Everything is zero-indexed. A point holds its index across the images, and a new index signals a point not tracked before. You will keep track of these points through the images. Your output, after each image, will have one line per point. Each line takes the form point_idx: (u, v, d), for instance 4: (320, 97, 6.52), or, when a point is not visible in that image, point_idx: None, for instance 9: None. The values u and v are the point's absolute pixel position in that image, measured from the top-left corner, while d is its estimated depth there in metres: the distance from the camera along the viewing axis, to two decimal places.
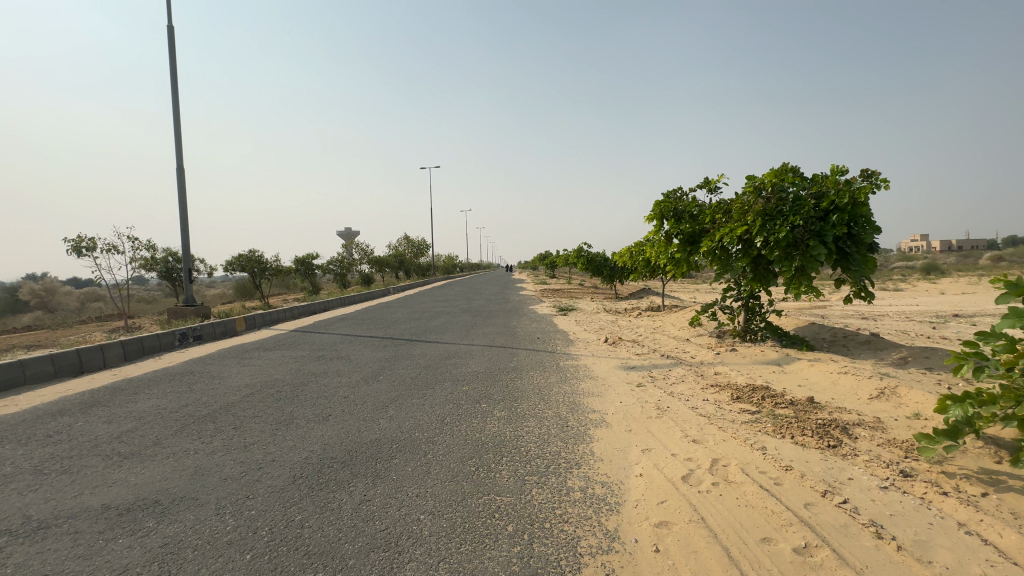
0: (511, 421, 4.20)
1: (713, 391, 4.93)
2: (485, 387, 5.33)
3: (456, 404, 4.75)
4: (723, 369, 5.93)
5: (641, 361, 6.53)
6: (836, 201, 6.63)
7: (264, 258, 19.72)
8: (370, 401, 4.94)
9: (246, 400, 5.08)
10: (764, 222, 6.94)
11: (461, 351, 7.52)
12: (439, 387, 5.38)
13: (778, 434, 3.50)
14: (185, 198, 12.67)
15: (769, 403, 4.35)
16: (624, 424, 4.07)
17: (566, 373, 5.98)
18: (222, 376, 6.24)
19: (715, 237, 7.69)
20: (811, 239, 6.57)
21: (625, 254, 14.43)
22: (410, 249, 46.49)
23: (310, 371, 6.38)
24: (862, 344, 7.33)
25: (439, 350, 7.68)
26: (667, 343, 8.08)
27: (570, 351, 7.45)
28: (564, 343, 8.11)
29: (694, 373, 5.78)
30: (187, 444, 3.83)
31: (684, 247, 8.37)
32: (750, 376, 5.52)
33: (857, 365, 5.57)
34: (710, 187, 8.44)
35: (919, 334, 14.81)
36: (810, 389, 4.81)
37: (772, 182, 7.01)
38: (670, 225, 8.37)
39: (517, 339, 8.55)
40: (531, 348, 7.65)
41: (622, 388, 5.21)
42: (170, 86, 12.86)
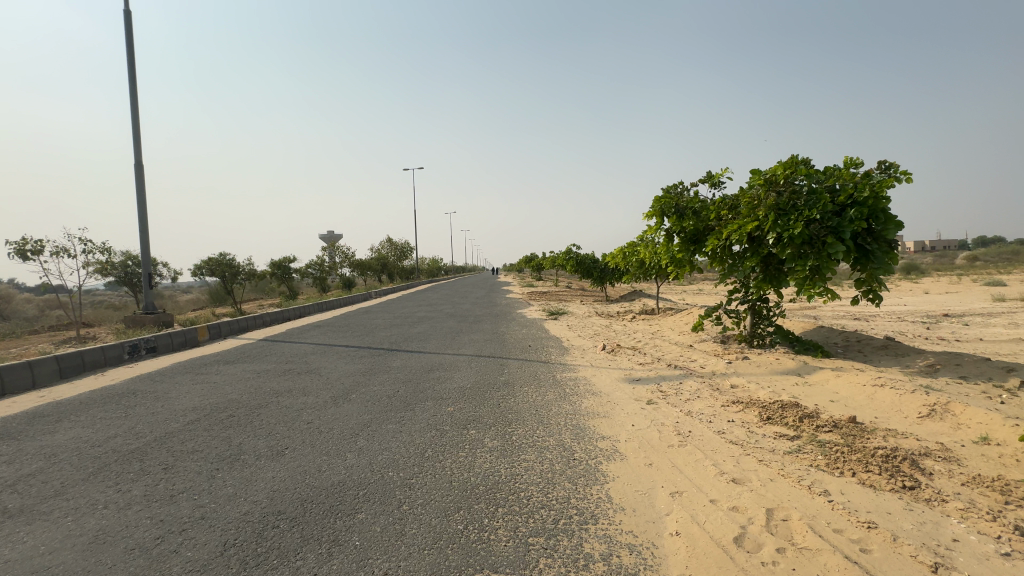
0: (505, 454, 3.48)
1: (736, 409, 4.28)
2: (473, 408, 4.60)
3: (440, 431, 4.02)
4: (740, 381, 5.30)
5: (646, 373, 5.88)
6: (855, 194, 6.11)
7: (236, 262, 18.67)
8: (338, 429, 4.17)
9: (188, 429, 4.26)
10: (777, 218, 6.36)
11: (445, 363, 6.79)
12: (420, 409, 4.63)
13: (837, 471, 2.84)
14: (145, 196, 11.67)
15: (808, 425, 3.72)
16: (642, 455, 3.39)
17: (564, 388, 5.28)
18: (168, 397, 5.39)
19: (722, 235, 7.09)
20: (828, 235, 6.00)
21: (617, 255, 13.82)
22: (393, 252, 45.50)
23: (272, 390, 5.57)
24: (880, 349, 6.81)
25: (421, 362, 6.93)
26: (669, 350, 7.45)
27: (566, 361, 6.76)
28: (558, 352, 7.43)
29: (709, 386, 5.13)
30: (97, 494, 3.03)
31: (686, 245, 7.74)
32: (773, 390, 4.89)
33: (888, 375, 5.01)
34: (714, 181, 7.86)
35: (916, 335, 14.51)
36: (847, 407, 4.20)
37: (785, 174, 6.43)
38: (671, 222, 7.75)
39: (507, 347, 7.84)
40: (523, 358, 6.95)
41: (630, 407, 4.53)
42: (128, 74, 11.85)
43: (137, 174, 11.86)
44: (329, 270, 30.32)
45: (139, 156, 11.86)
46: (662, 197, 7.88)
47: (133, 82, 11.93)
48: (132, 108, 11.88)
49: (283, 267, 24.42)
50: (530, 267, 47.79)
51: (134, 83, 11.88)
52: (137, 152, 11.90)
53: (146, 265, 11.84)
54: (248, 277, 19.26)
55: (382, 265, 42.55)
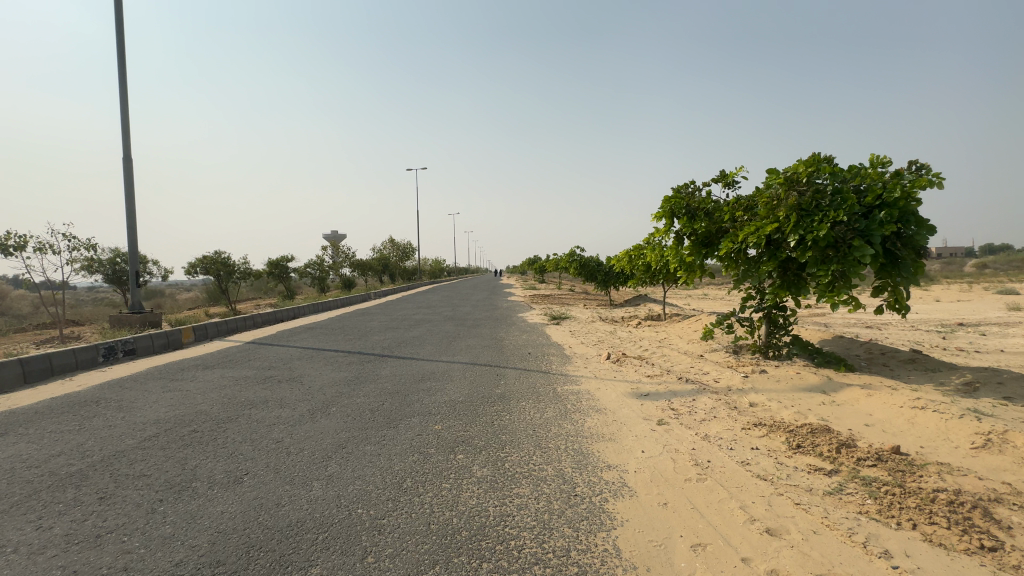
0: (495, 487, 3.00)
1: (760, 434, 3.79)
2: (464, 427, 4.12)
3: (423, 455, 3.55)
4: (760, 399, 4.80)
5: (655, 387, 5.38)
6: (884, 195, 5.61)
7: (232, 260, 18.27)
8: (309, 450, 3.70)
9: (142, 447, 3.80)
10: (799, 219, 5.85)
11: (437, 372, 6.31)
12: (405, 427, 4.16)
13: (893, 522, 2.36)
14: (133, 192, 11.28)
15: (846, 457, 3.22)
16: (655, 492, 2.90)
17: (564, 404, 4.79)
18: (132, 407, 4.93)
19: (737, 238, 6.57)
20: (855, 239, 5.47)
21: (622, 258, 13.31)
22: (395, 253, 45.14)
23: (246, 401, 5.11)
24: (907, 363, 6.30)
25: (412, 370, 6.46)
26: (679, 360, 6.96)
27: (568, 371, 6.27)
28: (560, 361, 6.95)
29: (726, 404, 4.64)
30: (10, 534, 2.55)
31: (697, 249, 7.21)
32: (797, 411, 4.39)
33: (925, 395, 4.51)
34: (728, 181, 7.37)
35: (933, 345, 13.93)
36: (885, 434, 3.71)
37: (807, 171, 5.91)
38: (681, 223, 7.23)
39: (505, 355, 7.36)
40: (521, 367, 6.46)
41: (639, 428, 4.04)
42: (118, 66, 11.46)
43: (125, 169, 11.45)
44: (329, 270, 29.90)
45: (128, 151, 11.47)
46: (671, 198, 7.36)
47: (124, 74, 11.56)
48: (122, 100, 11.49)
49: (281, 267, 24.01)
50: (533, 269, 47.31)
51: (125, 76, 11.52)
52: (126, 146, 11.50)
53: (134, 263, 11.43)
54: (244, 276, 18.85)
55: (383, 265, 42.20)
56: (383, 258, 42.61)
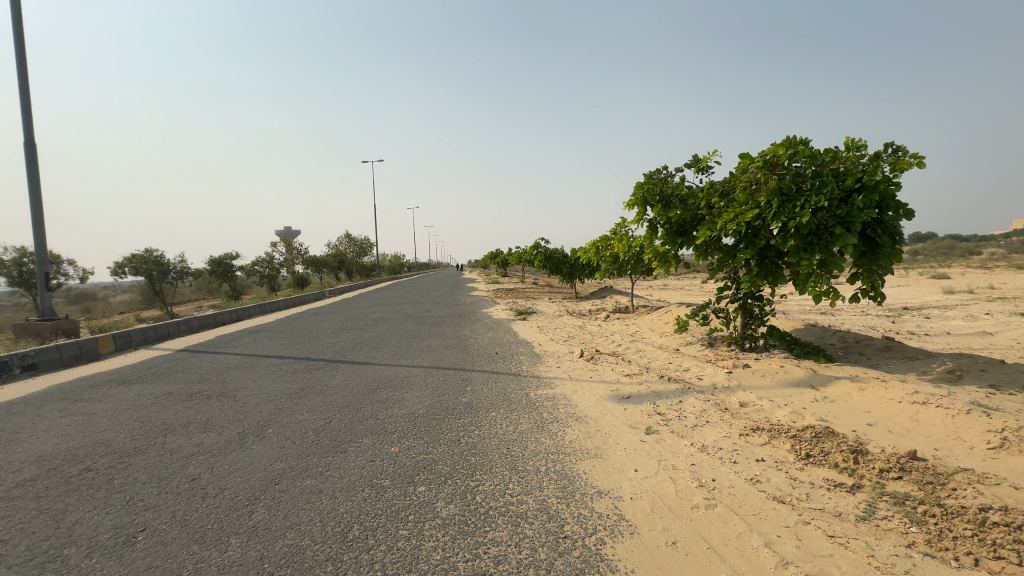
0: (465, 531, 2.42)
1: (761, 441, 3.38)
2: (425, 448, 3.50)
3: (375, 491, 2.91)
4: (750, 397, 4.43)
5: (636, 388, 4.93)
6: (864, 179, 5.26)
7: (166, 259, 16.68)
8: (232, 490, 2.98)
9: (8, 498, 2.96)
10: (779, 205, 5.48)
11: (394, 379, 5.64)
12: (355, 452, 3.50)
13: (951, 558, 1.95)
14: (38, 181, 9.86)
15: (864, 467, 2.84)
16: (659, 527, 2.40)
17: (540, 413, 4.25)
18: (14, 439, 4.02)
19: (713, 226, 6.19)
20: (836, 226, 5.11)
21: (589, 249, 12.92)
22: (352, 248, 43.37)
23: (162, 426, 4.28)
24: (883, 352, 6.16)
25: (365, 378, 5.75)
26: (655, 356, 6.58)
27: (540, 373, 5.74)
28: (530, 361, 6.42)
29: (716, 405, 4.23)
30: None
31: (670, 238, 6.81)
32: (793, 410, 4.03)
33: (918, 387, 4.26)
34: (703, 166, 7.01)
35: (886, 329, 14.34)
36: (894, 435, 3.38)
37: (789, 154, 5.56)
38: (655, 211, 6.79)
39: (471, 356, 6.76)
40: (489, 370, 5.88)
41: (626, 440, 3.56)
42: (14, 37, 9.91)
43: (27, 157, 9.97)
44: (279, 267, 28.20)
45: (30, 136, 9.99)
46: (644, 184, 6.92)
47: (22, 46, 10.03)
48: (20, 76, 9.97)
49: (224, 265, 22.33)
50: (495, 263, 46.66)
51: (23, 47, 10.02)
52: (28, 130, 10.01)
53: (42, 263, 10.02)
54: (181, 276, 17.28)
55: (339, 261, 40.47)
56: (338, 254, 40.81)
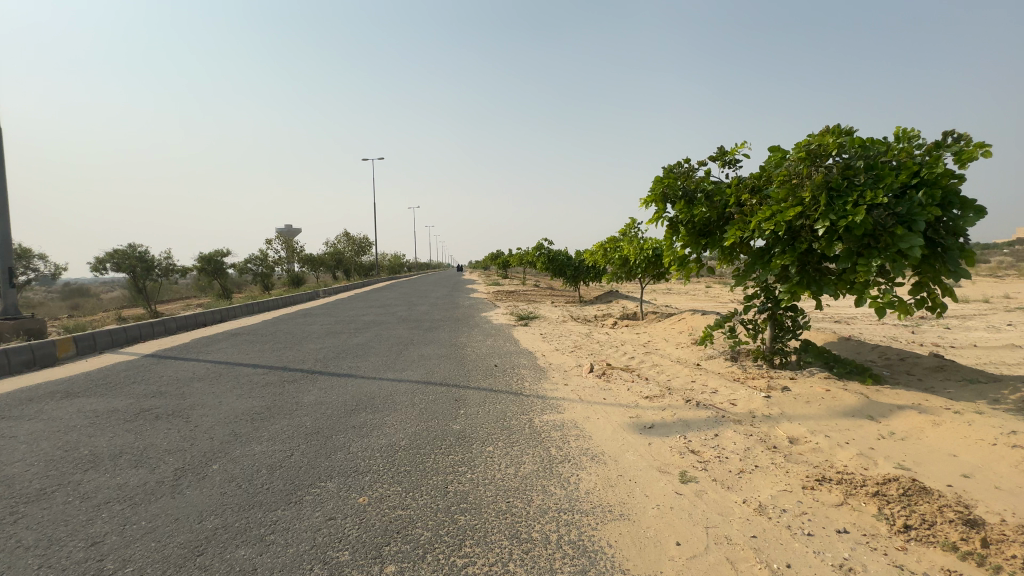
0: None
1: (835, 498, 2.62)
2: (402, 501, 2.74)
3: (328, 570, 2.14)
4: (800, 432, 3.67)
5: (660, 416, 4.17)
6: (927, 171, 4.50)
7: (150, 255, 15.95)
8: (138, 565, 2.22)
9: None
10: (825, 201, 4.71)
11: (377, 397, 4.87)
12: (312, 504, 2.75)
13: None
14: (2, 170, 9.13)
15: (996, 552, 2.08)
16: None
17: (546, 448, 3.50)
18: None
19: (745, 225, 5.41)
20: (897, 225, 4.34)
21: (596, 251, 12.15)
22: (349, 247, 42.64)
23: (87, 456, 3.52)
24: (936, 372, 5.41)
25: (343, 395, 4.99)
26: (675, 372, 5.82)
27: (545, 393, 4.98)
28: (533, 377, 5.66)
29: (761, 443, 3.48)
30: None
31: (692, 239, 6.01)
32: (859, 452, 3.27)
33: (1008, 422, 3.51)
34: (730, 160, 6.26)
35: (907, 340, 13.52)
36: (1006, 495, 2.62)
37: (838, 143, 4.79)
38: (676, 208, 6.00)
39: (467, 369, 6.01)
40: (486, 388, 5.13)
41: (658, 493, 2.80)
42: None
43: None
44: (273, 265, 27.48)
45: None
46: (663, 178, 6.13)
47: None
48: None
49: (214, 262, 21.59)
50: (495, 264, 45.83)
51: None
52: None
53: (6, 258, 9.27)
54: (166, 273, 16.54)
55: (336, 260, 39.74)
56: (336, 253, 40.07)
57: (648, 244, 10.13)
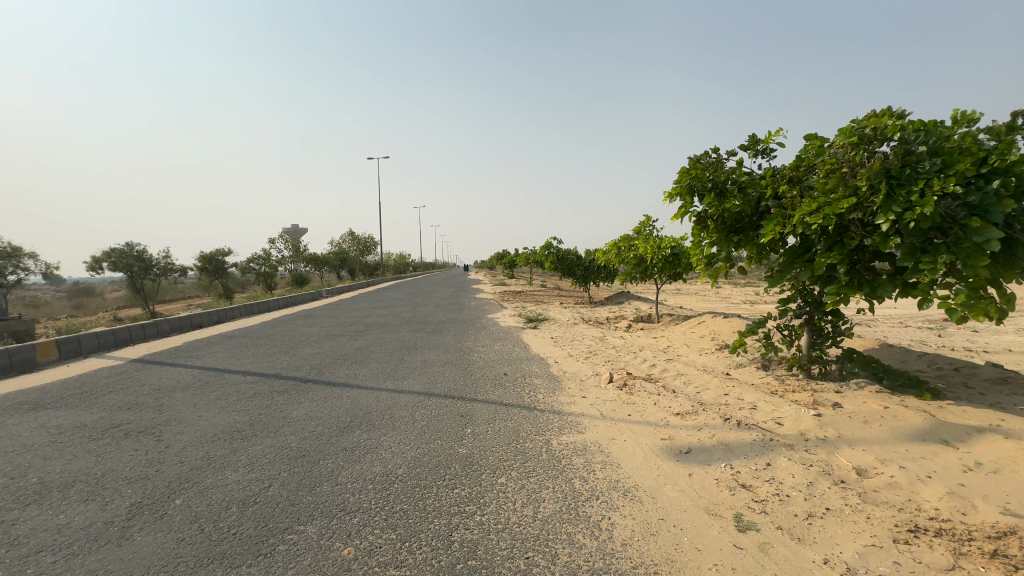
0: None
1: (944, 560, 2.06)
2: (396, 556, 2.20)
3: None
4: (867, 461, 3.11)
5: (696, 438, 3.63)
6: (1002, 156, 3.93)
7: (148, 254, 15.62)
8: None
9: None
10: (882, 190, 4.14)
11: (373, 412, 4.35)
12: (285, 558, 2.22)
13: None
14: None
15: None
16: None
17: (568, 480, 2.97)
18: None
19: (785, 220, 4.85)
20: (970, 217, 3.78)
21: (608, 250, 11.60)
22: (354, 247, 42.26)
23: (33, 486, 3.03)
24: (1001, 385, 4.80)
25: (337, 408, 4.48)
26: (703, 383, 5.27)
27: (562, 407, 4.45)
28: (547, 388, 5.13)
29: (825, 476, 2.92)
30: None
31: (721, 236, 5.46)
32: (949, 489, 2.71)
33: None
34: (763, 149, 5.67)
35: (936, 344, 12.81)
36: None
37: (897, 126, 4.23)
38: (704, 201, 5.45)
39: (474, 379, 5.49)
40: (496, 402, 4.61)
41: (712, 547, 2.25)
42: None
43: None
44: (276, 265, 27.10)
45: None
46: (690, 169, 5.57)
47: None
48: None
49: (215, 262, 21.27)
50: (501, 264, 45.24)
51: None
52: None
53: None
54: (165, 272, 16.19)
55: (341, 260, 39.35)
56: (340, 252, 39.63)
57: (666, 242, 9.80)
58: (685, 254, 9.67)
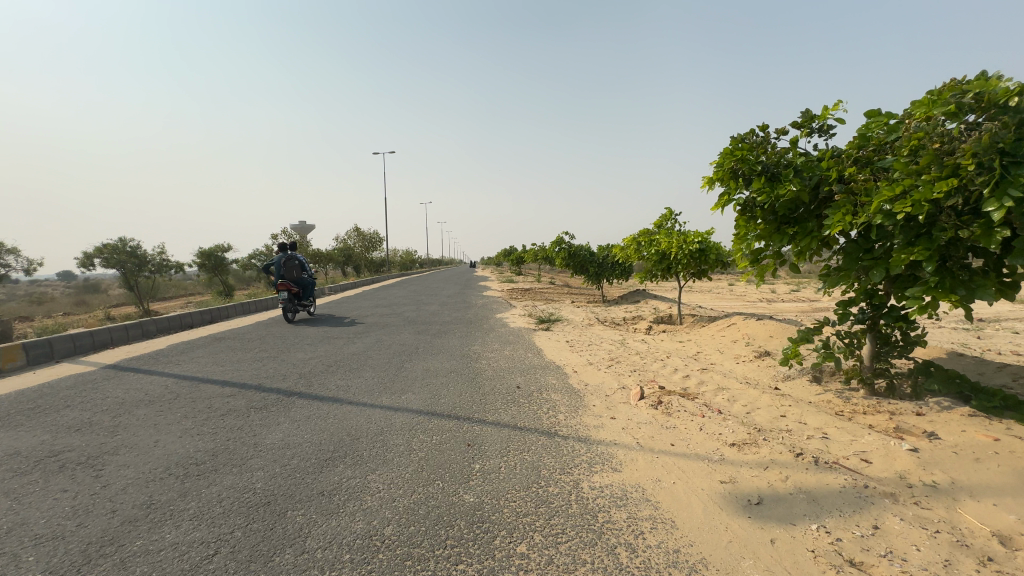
0: None
1: None
2: None
3: None
4: (1009, 523, 2.33)
5: (765, 482, 2.87)
6: None
7: (142, 250, 15.04)
8: None
9: None
10: (992, 169, 3.30)
11: (361, 439, 3.63)
12: None
13: None
14: None
15: None
16: None
17: (611, 550, 2.21)
18: None
19: (857, 207, 4.02)
20: None
21: (627, 246, 10.80)
22: (360, 244, 41.71)
23: None
24: None
25: (319, 434, 3.76)
26: (752, 400, 4.49)
27: (589, 434, 3.70)
28: (569, 406, 4.39)
29: (961, 549, 2.15)
30: None
31: (771, 227, 4.68)
32: None
33: None
34: (820, 127, 4.82)
35: (979, 347, 11.85)
36: None
37: (1013, 90, 3.38)
38: (751, 187, 4.66)
39: (483, 393, 4.77)
40: (509, 425, 3.87)
41: None
42: None
43: None
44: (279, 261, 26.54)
45: None
46: (733, 149, 4.76)
47: None
48: None
49: (213, 257, 20.92)
50: (508, 261, 44.40)
51: None
52: None
53: None
54: (161, 269, 15.66)
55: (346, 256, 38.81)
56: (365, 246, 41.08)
57: (692, 237, 9.00)
58: (713, 250, 8.88)
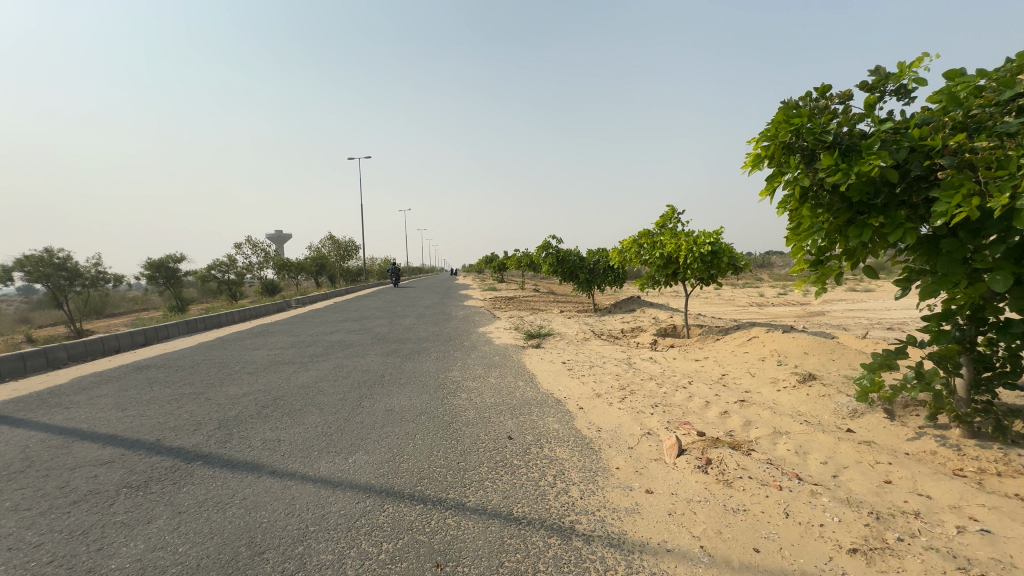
0: None
1: None
2: None
3: None
4: None
5: None
6: None
7: (73, 263, 13.32)
8: None
9: None
10: None
11: (265, 556, 2.27)
12: None
13: None
14: None
15: None
16: None
17: None
18: None
19: (983, 185, 2.84)
20: None
21: (625, 248, 9.64)
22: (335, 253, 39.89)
23: None
24: None
25: (202, 545, 2.38)
26: (830, 455, 3.28)
27: (621, 530, 2.43)
28: (584, 472, 3.11)
29: None
30: None
31: (842, 219, 3.51)
32: None
33: None
34: (897, 89, 3.69)
35: None
36: None
37: None
38: (816, 166, 3.47)
39: (461, 451, 3.46)
40: (497, 516, 2.57)
41: None
42: None
43: None
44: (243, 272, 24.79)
45: None
46: (788, 118, 3.58)
47: None
48: None
49: (164, 269, 19.21)
50: (490, 269, 43.21)
51: None
52: None
53: None
54: (96, 284, 13.95)
55: (318, 266, 37.02)
56: (371, 261, 55.15)
57: (702, 238, 7.88)
58: (725, 252, 7.75)
